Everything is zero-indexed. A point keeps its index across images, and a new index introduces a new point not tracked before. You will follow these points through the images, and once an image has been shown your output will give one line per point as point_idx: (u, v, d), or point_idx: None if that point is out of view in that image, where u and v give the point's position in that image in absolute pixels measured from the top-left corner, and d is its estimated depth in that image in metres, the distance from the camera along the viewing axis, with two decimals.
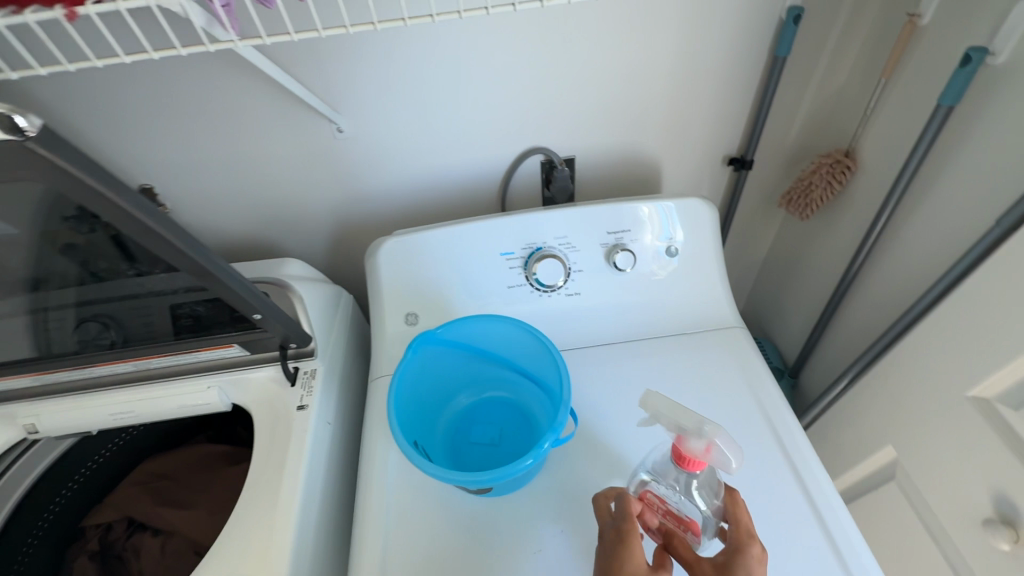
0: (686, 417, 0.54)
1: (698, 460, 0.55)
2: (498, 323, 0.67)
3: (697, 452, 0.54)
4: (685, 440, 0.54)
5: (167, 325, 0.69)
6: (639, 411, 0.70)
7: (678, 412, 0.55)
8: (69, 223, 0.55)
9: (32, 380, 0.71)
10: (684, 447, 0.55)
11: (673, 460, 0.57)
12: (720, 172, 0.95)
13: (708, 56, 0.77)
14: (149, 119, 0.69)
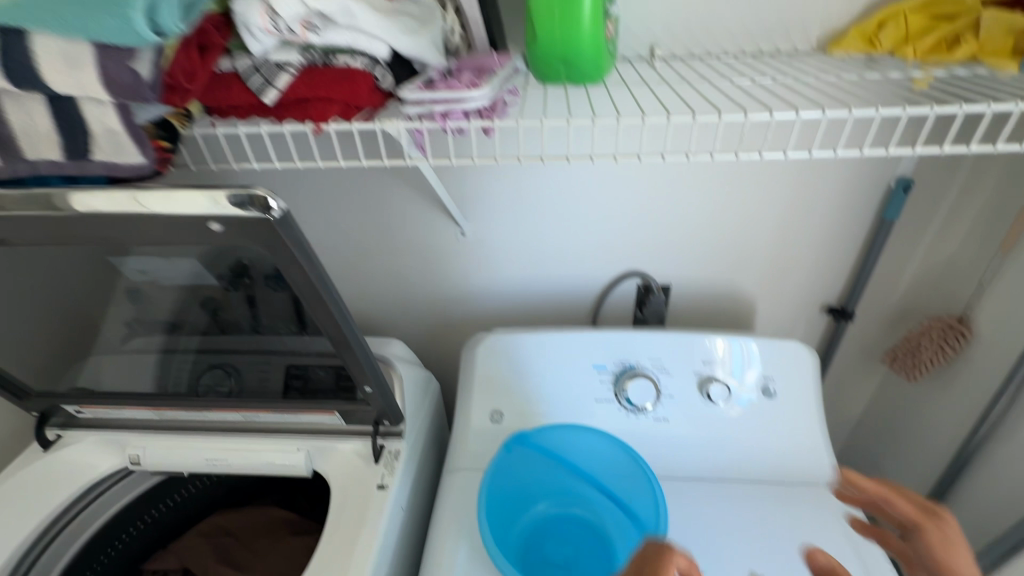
0: None
1: None
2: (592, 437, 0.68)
3: None
4: None
5: (278, 384, 0.75)
6: (727, 561, 0.64)
7: None
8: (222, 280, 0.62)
9: (151, 413, 0.78)
10: None
11: None
12: (818, 318, 0.94)
13: (815, 210, 0.81)
14: (313, 206, 0.82)
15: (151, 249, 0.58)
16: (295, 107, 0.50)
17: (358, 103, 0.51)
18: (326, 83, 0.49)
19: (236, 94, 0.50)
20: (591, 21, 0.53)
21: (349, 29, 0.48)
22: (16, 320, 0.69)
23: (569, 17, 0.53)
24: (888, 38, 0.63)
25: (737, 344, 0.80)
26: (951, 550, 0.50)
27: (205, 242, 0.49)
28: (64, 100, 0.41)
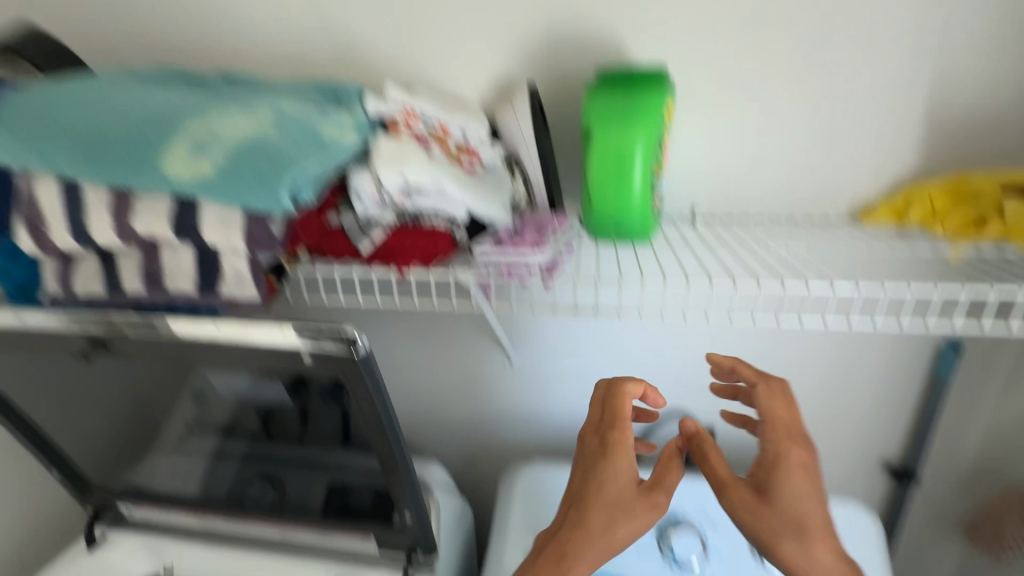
0: None
1: None
2: None
3: None
4: None
5: (318, 501, 0.75)
6: None
7: None
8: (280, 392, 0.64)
9: (194, 519, 0.80)
10: None
11: None
12: (877, 476, 0.89)
13: (863, 364, 0.81)
14: (376, 330, 0.89)
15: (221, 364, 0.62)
16: (384, 254, 0.59)
17: (437, 252, 0.60)
18: (413, 239, 0.59)
19: (337, 242, 0.60)
20: (639, 192, 0.61)
21: (437, 196, 0.59)
22: (96, 417, 0.75)
23: (620, 189, 0.61)
24: (915, 213, 0.69)
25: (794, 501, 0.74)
26: (772, 399, 0.58)
27: (294, 366, 0.53)
28: (209, 251, 0.51)
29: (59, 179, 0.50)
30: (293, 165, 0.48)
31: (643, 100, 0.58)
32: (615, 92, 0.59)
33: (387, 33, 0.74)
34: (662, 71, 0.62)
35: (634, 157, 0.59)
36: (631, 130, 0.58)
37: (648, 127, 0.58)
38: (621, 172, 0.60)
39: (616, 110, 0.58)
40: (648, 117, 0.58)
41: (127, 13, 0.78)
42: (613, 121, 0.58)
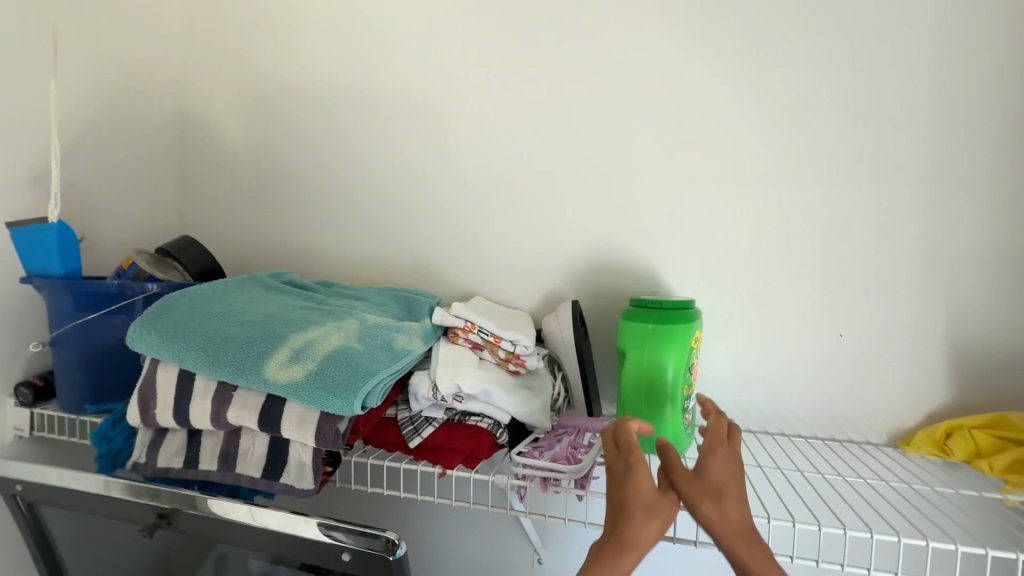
0: None
1: None
2: None
3: None
4: None
5: None
6: None
7: None
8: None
9: None
10: None
11: None
12: None
13: None
14: (406, 513, 0.89)
15: (238, 541, 0.58)
16: (430, 451, 0.64)
17: (478, 454, 0.63)
18: (458, 438, 0.64)
19: (389, 435, 0.66)
20: (671, 404, 0.66)
21: (484, 400, 0.65)
22: None
23: (653, 399, 0.66)
24: (959, 449, 0.68)
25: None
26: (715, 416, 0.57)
27: (330, 563, 0.55)
28: (282, 441, 0.58)
29: (179, 368, 0.61)
30: (371, 377, 0.56)
31: (673, 323, 0.66)
32: (648, 312, 0.67)
33: (454, 248, 0.89)
34: (690, 300, 0.72)
35: (665, 372, 0.66)
36: (662, 349, 0.66)
37: (677, 346, 0.66)
38: (654, 384, 0.66)
39: (649, 330, 0.66)
40: (677, 339, 0.66)
41: (257, 223, 0.99)
42: (646, 339, 0.66)
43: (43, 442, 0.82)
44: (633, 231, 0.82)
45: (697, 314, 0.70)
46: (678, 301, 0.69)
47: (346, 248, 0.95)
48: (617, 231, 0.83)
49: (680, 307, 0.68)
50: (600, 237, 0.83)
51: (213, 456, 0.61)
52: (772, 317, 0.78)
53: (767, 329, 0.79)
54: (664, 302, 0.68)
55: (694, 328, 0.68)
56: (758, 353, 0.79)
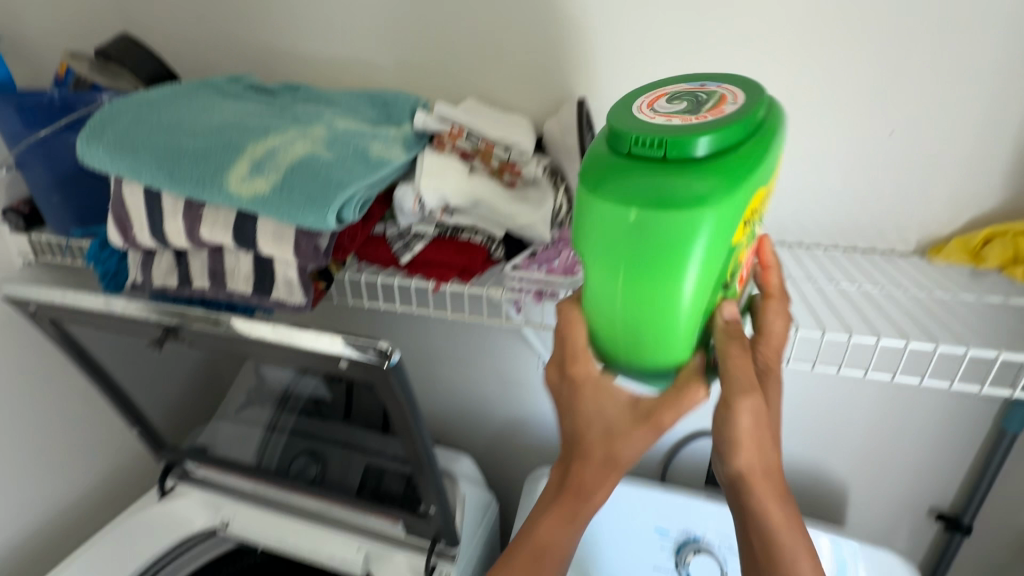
0: None
1: None
2: None
3: None
4: None
5: (355, 482, 0.81)
6: None
7: None
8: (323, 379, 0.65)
9: (249, 481, 0.88)
10: None
11: None
12: (922, 524, 0.84)
13: (916, 411, 0.75)
14: (415, 325, 0.92)
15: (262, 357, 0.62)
16: (423, 266, 0.62)
17: (472, 268, 0.61)
18: (451, 253, 0.61)
19: (379, 251, 0.63)
20: (674, 328, 0.40)
21: (476, 213, 0.60)
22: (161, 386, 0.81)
23: (652, 336, 0.41)
24: (995, 256, 0.64)
25: (836, 546, 0.73)
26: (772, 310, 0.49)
27: (333, 369, 0.57)
28: (266, 257, 0.56)
29: (141, 185, 0.56)
30: (342, 189, 0.50)
31: (677, 195, 0.35)
32: (632, 171, 0.36)
33: (438, 38, 0.74)
34: (731, 131, 0.35)
35: (663, 284, 0.38)
36: (658, 259, 0.37)
37: (684, 240, 0.36)
38: (644, 305, 0.39)
39: (630, 228, 0.36)
40: (686, 240, 0.36)
41: (207, 17, 0.84)
42: (622, 230, 0.37)
43: (53, 267, 0.84)
44: (654, 7, 0.65)
45: (743, 156, 0.36)
46: (700, 138, 0.35)
47: (311, 45, 0.80)
48: (634, 8, 0.66)
49: (687, 172, 0.35)
50: (612, 17, 0.67)
51: (202, 274, 0.60)
52: (810, 117, 0.66)
53: (805, 128, 0.67)
54: (667, 145, 0.35)
55: (731, 195, 0.35)
56: (791, 158, 0.69)
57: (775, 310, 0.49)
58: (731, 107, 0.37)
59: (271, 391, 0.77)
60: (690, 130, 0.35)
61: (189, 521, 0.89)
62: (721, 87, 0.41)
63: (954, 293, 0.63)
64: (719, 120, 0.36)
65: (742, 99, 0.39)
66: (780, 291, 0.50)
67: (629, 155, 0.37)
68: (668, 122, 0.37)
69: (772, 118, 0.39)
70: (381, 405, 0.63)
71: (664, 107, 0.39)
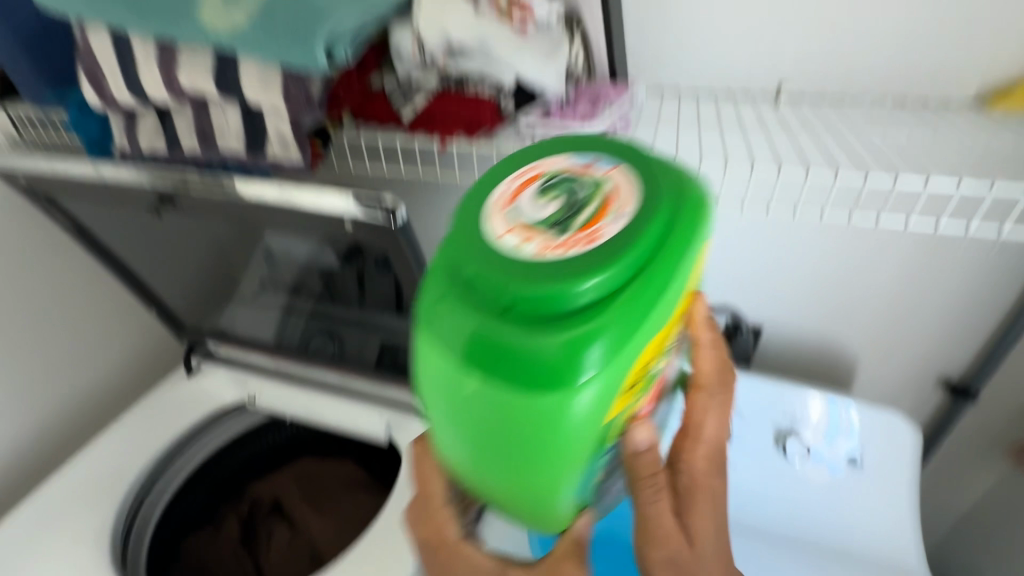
0: None
1: None
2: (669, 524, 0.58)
3: None
4: None
5: (372, 357, 0.82)
6: None
7: None
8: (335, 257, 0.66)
9: (270, 360, 0.91)
10: None
11: None
12: (928, 392, 0.85)
13: (940, 278, 0.74)
14: (421, 205, 0.90)
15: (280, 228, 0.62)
16: (426, 121, 0.57)
17: (479, 121, 0.56)
18: (455, 105, 0.57)
19: (378, 107, 0.59)
20: (537, 491, 0.37)
21: (482, 58, 0.52)
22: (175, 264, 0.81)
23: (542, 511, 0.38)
24: None
25: (831, 404, 0.77)
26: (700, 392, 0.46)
27: (340, 233, 0.55)
28: (256, 109, 0.51)
29: (107, 26, 0.49)
30: (330, 18, 0.44)
31: (512, 345, 0.32)
32: (463, 310, 0.33)
33: None
34: (607, 266, 0.32)
35: (509, 450, 0.35)
36: (517, 456, 0.35)
37: (548, 426, 0.33)
38: (490, 464, 0.36)
39: (488, 420, 0.34)
40: (547, 431, 0.33)
41: None
42: (454, 401, 0.35)
43: None
44: None
45: (628, 299, 0.32)
46: (542, 284, 0.32)
47: None
48: None
49: (553, 324, 0.32)
50: None
51: (191, 134, 0.55)
52: None
53: None
54: (504, 296, 0.33)
55: (579, 354, 0.32)
56: None
57: (705, 407, 0.47)
58: (609, 226, 0.34)
59: (282, 275, 0.78)
60: (534, 270, 0.33)
61: (215, 397, 0.92)
62: (613, 173, 0.37)
63: (1013, 144, 0.57)
64: (591, 250, 0.33)
65: (630, 206, 0.35)
66: (717, 369, 0.47)
67: (469, 280, 0.34)
68: (520, 246, 0.34)
69: (669, 234, 0.34)
70: (394, 275, 0.63)
71: (529, 210, 0.36)
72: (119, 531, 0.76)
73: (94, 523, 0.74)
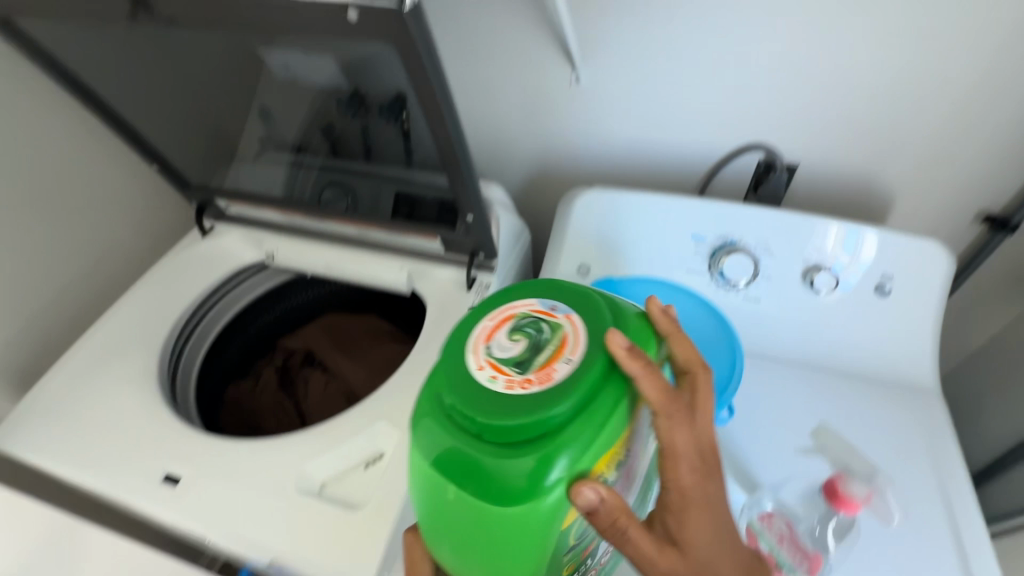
0: (856, 461, 0.62)
1: (852, 503, 0.53)
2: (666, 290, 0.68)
3: (856, 495, 0.53)
4: (847, 479, 0.54)
5: (388, 207, 0.80)
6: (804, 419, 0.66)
7: (850, 455, 0.63)
8: (343, 106, 0.71)
9: (283, 216, 0.88)
10: (843, 487, 0.54)
11: (823, 496, 0.55)
12: (967, 229, 0.82)
13: (999, 88, 0.68)
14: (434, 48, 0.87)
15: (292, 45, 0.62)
16: None
17: None
18: None
19: None
20: None
21: None
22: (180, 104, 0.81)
23: None
24: None
25: (852, 233, 0.72)
26: (668, 427, 0.42)
27: (345, 35, 0.52)
28: None
29: None
30: None
31: (483, 463, 0.39)
32: (443, 431, 0.41)
33: None
34: (564, 386, 0.40)
35: (485, 536, 0.41)
36: (489, 552, 0.42)
37: (512, 535, 0.40)
38: (473, 540, 0.42)
39: (467, 521, 0.41)
40: (512, 534, 0.40)
41: None
42: (437, 493, 0.41)
43: None
44: None
45: (586, 411, 0.39)
46: (511, 414, 0.39)
47: None
48: None
49: (524, 431, 0.39)
50: None
51: None
52: None
53: None
54: (476, 420, 0.40)
55: (540, 470, 0.38)
56: None
57: (669, 424, 0.42)
58: (564, 364, 0.41)
59: (284, 136, 0.81)
60: (501, 404, 0.40)
61: (236, 255, 0.93)
62: (569, 319, 0.44)
63: None
64: (546, 388, 0.40)
65: (579, 352, 0.42)
66: (664, 397, 0.41)
67: (450, 409, 0.42)
68: (491, 381, 0.41)
69: (610, 374, 0.41)
70: (399, 121, 0.66)
71: (500, 348, 0.44)
72: (165, 371, 0.80)
73: (136, 366, 0.78)
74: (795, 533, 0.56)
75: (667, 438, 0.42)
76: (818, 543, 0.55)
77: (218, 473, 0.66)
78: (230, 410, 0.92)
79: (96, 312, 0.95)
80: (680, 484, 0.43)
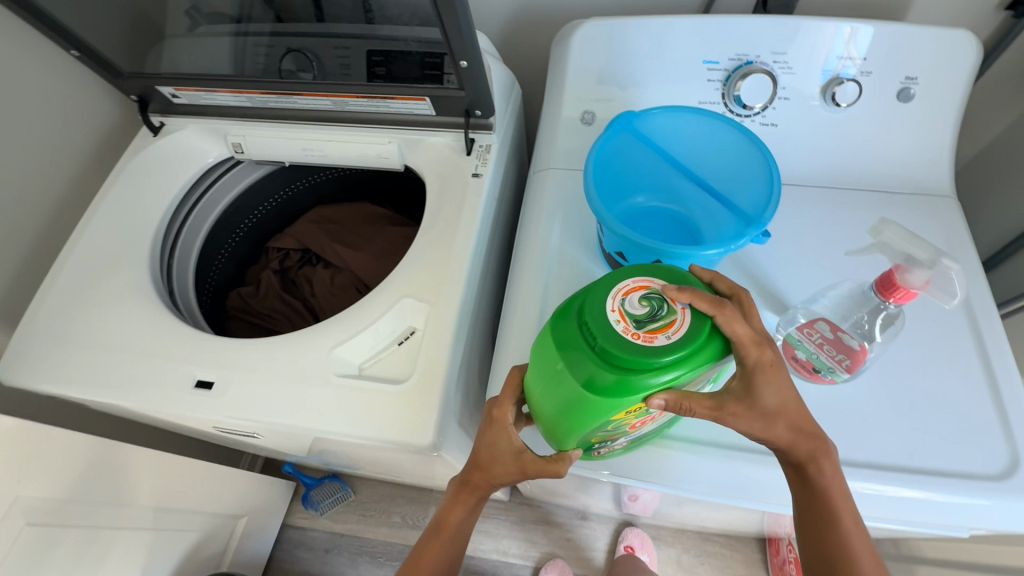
0: (918, 246, 0.52)
1: (910, 291, 0.53)
2: (685, 120, 0.65)
3: (914, 284, 0.52)
4: (906, 270, 0.52)
5: (361, 67, 0.68)
6: (824, 235, 0.66)
7: (911, 243, 0.52)
8: None
9: (243, 98, 0.76)
10: (901, 278, 0.53)
11: (877, 288, 0.55)
12: (987, 19, 0.77)
13: None
14: None
15: None
16: None
17: None
18: None
19: None
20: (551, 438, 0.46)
21: None
22: None
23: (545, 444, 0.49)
24: None
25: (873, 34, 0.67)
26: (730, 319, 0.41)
27: None
28: None
29: None
30: None
31: (586, 377, 0.40)
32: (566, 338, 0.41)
33: None
34: (678, 350, 0.39)
35: (580, 425, 0.43)
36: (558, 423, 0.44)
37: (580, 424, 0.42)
38: (566, 432, 0.44)
39: (552, 397, 0.42)
40: (583, 423, 0.42)
41: None
42: (549, 382, 0.42)
43: None
44: None
45: (683, 369, 0.40)
46: (631, 353, 0.38)
47: None
48: None
49: (631, 370, 0.39)
50: None
51: None
52: None
53: None
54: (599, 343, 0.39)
55: (630, 398, 0.39)
56: None
57: (728, 317, 0.41)
58: (679, 334, 0.40)
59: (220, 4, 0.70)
60: (623, 345, 0.39)
61: (202, 153, 0.83)
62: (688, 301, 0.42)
63: None
64: (663, 347, 0.39)
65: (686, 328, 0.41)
66: (720, 306, 0.41)
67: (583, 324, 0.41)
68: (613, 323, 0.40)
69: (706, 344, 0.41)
70: None
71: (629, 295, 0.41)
72: (159, 279, 0.76)
73: (127, 282, 0.72)
74: (840, 334, 0.56)
75: (732, 329, 0.41)
76: (866, 338, 0.56)
77: (249, 372, 0.64)
78: (238, 316, 0.89)
79: (61, 238, 0.87)
80: (751, 352, 0.42)
